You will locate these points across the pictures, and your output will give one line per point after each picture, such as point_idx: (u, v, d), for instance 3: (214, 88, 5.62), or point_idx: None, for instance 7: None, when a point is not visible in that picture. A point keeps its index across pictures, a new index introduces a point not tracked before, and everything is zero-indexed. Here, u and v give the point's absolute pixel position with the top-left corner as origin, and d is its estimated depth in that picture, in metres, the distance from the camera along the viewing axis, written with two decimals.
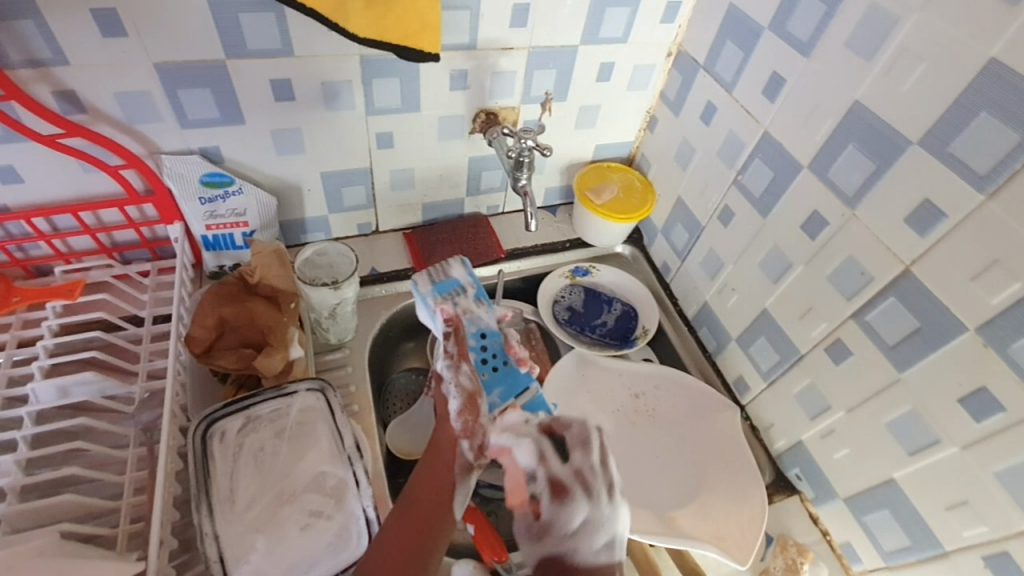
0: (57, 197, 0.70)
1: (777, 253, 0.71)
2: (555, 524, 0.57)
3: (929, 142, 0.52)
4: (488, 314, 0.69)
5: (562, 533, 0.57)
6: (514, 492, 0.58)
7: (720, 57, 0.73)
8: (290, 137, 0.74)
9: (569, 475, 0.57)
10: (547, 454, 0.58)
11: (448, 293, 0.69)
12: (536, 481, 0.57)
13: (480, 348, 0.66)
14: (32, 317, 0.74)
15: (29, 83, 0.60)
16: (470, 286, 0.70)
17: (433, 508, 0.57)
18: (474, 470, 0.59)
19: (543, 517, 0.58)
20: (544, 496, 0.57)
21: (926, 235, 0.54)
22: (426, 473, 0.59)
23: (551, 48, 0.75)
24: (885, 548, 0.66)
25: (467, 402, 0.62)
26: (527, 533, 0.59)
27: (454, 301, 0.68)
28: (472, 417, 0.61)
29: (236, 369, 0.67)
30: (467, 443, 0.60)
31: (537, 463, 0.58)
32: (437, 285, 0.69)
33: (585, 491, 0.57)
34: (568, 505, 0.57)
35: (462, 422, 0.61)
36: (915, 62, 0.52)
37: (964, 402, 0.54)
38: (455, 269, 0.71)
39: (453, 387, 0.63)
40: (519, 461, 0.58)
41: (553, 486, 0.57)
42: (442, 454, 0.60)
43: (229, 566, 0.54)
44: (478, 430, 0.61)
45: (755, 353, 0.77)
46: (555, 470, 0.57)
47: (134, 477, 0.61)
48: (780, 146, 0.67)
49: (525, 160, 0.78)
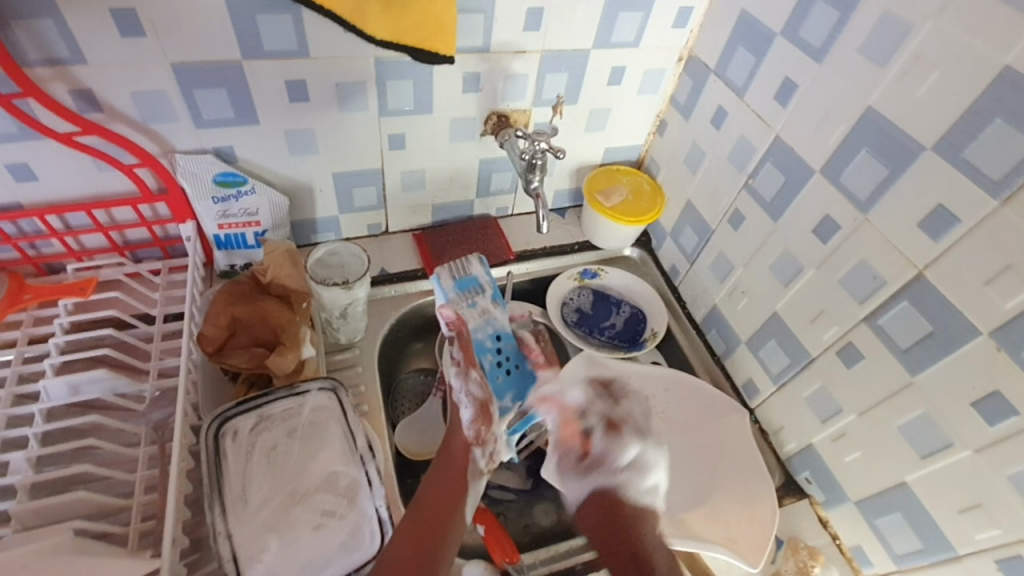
0: (71, 195, 0.71)
1: (788, 256, 0.71)
2: (607, 456, 0.73)
3: (943, 148, 0.52)
4: (502, 316, 0.74)
5: (613, 466, 0.73)
6: (567, 426, 0.75)
7: (732, 62, 0.74)
8: (304, 137, 0.74)
9: (622, 417, 0.75)
10: (603, 395, 0.76)
11: (468, 291, 0.74)
12: (587, 416, 0.75)
13: (495, 349, 0.73)
14: (43, 315, 0.74)
15: (46, 81, 0.60)
16: (488, 286, 0.75)
17: (443, 515, 0.61)
18: (483, 476, 0.67)
19: (596, 452, 0.74)
20: (597, 430, 0.74)
21: (940, 239, 0.54)
22: (436, 483, 0.64)
23: (563, 51, 0.76)
24: (896, 551, 0.66)
25: (479, 410, 0.69)
26: (573, 468, 0.75)
27: (473, 300, 0.73)
28: (483, 425, 0.68)
29: (247, 369, 0.68)
30: (478, 449, 0.67)
31: (587, 402, 0.76)
32: (459, 282, 0.74)
33: (636, 430, 0.74)
34: (619, 438, 0.73)
35: (473, 429, 0.68)
36: (930, 68, 0.52)
37: (978, 406, 0.54)
38: (474, 267, 0.75)
39: (465, 396, 0.69)
40: (568, 399, 0.76)
41: (607, 423, 0.74)
42: (452, 465, 0.66)
43: (242, 564, 0.54)
44: (488, 436, 0.68)
45: (765, 357, 0.77)
46: (609, 411, 0.75)
47: (146, 475, 0.61)
48: (792, 150, 0.68)
49: (537, 162, 0.79)
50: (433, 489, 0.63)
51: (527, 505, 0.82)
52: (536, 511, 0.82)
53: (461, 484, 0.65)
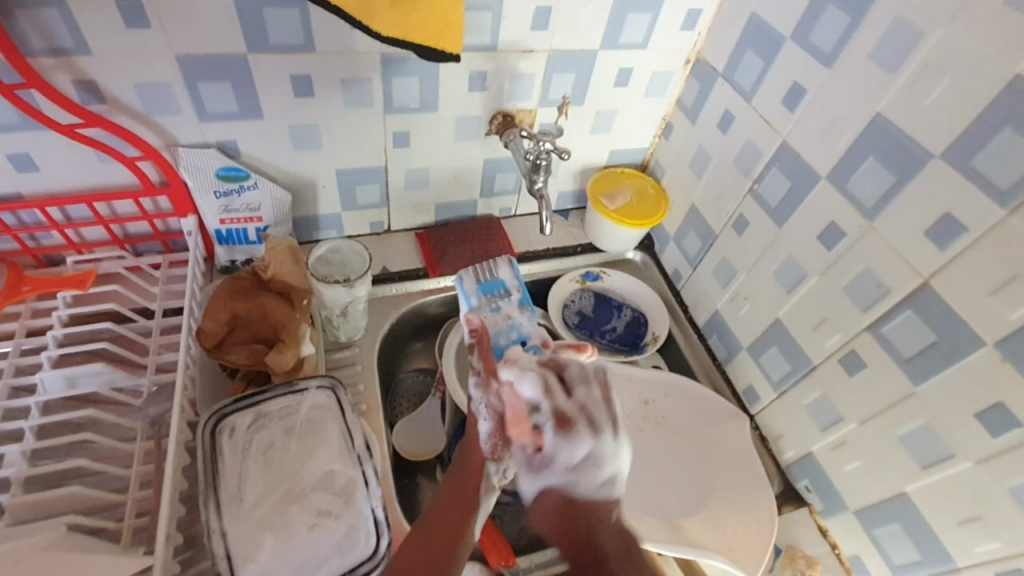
0: (72, 187, 0.70)
1: (792, 263, 0.71)
2: (559, 455, 0.61)
3: (951, 156, 0.52)
4: (528, 322, 0.68)
5: (561, 465, 0.61)
6: (516, 423, 0.60)
7: (740, 66, 0.74)
8: (308, 133, 0.74)
9: (574, 410, 0.61)
10: (552, 386, 0.62)
11: (492, 294, 0.69)
12: (539, 411, 0.60)
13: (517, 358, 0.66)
14: (41, 307, 0.73)
15: (50, 71, 0.60)
16: (515, 290, 0.70)
17: (456, 521, 0.58)
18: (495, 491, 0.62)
19: (546, 448, 0.60)
20: (548, 427, 0.60)
21: (946, 248, 0.54)
22: (446, 492, 0.61)
23: (571, 52, 0.75)
24: (895, 562, 0.65)
25: (498, 423, 0.61)
26: (527, 467, 0.62)
27: (496, 304, 0.69)
28: (500, 439, 0.61)
29: (246, 365, 0.67)
30: (494, 465, 0.61)
31: (541, 395, 0.61)
32: (483, 286, 0.70)
33: (588, 424, 0.61)
34: (573, 436, 0.60)
35: (490, 443, 0.61)
36: (940, 76, 0.52)
37: (981, 417, 0.54)
38: (502, 271, 0.71)
39: (484, 407, 0.62)
40: (523, 391, 0.61)
41: (557, 417, 0.61)
42: (466, 475, 0.62)
43: (235, 563, 0.53)
44: (504, 453, 0.61)
45: (766, 363, 0.77)
46: (561, 403, 0.61)
47: (140, 470, 0.61)
48: (799, 155, 0.67)
49: (542, 163, 0.78)
50: (442, 497, 0.61)
51: (522, 509, 0.80)
52: None
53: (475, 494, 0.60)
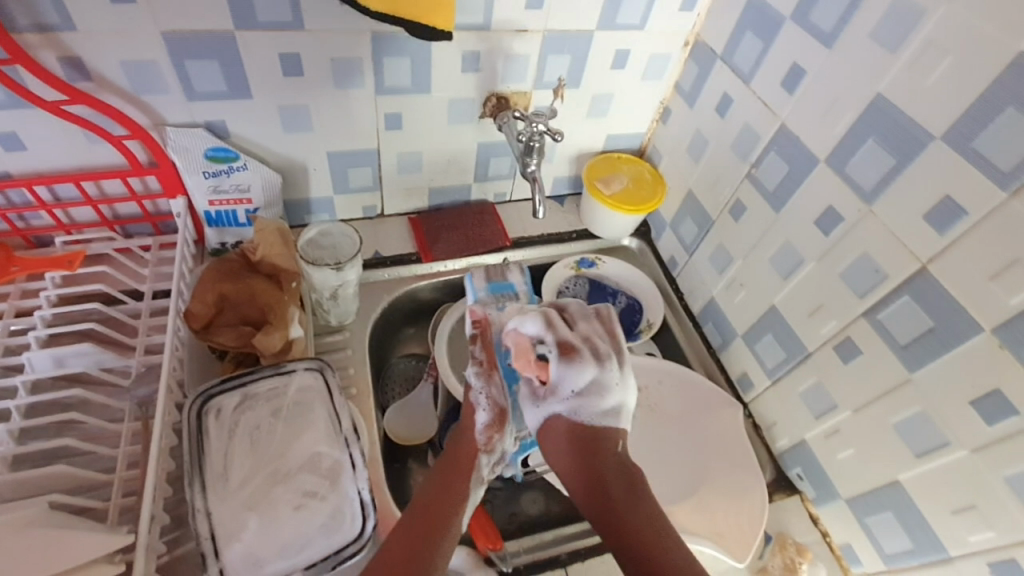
0: (60, 166, 0.69)
1: (788, 248, 0.70)
2: (563, 381, 0.60)
3: (952, 137, 0.51)
4: None
5: (566, 391, 0.60)
6: (520, 355, 0.61)
7: (738, 47, 0.72)
8: (298, 114, 0.73)
9: (576, 339, 0.62)
10: (553, 318, 0.62)
11: (501, 295, 0.70)
12: (543, 343, 0.61)
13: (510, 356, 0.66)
14: (30, 287, 0.73)
15: (36, 48, 0.59)
16: (525, 296, 0.71)
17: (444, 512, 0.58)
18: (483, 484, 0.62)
19: (551, 378, 0.60)
20: (551, 356, 0.60)
21: (945, 232, 0.53)
22: (440, 478, 0.61)
23: (566, 32, 0.74)
24: (886, 551, 0.64)
25: (496, 416, 0.63)
26: (531, 395, 0.63)
27: (502, 305, 0.69)
28: (497, 432, 0.63)
29: (234, 347, 0.67)
30: (486, 458, 0.62)
31: (544, 329, 0.62)
32: (492, 286, 0.71)
33: (591, 351, 0.61)
34: (579, 363, 0.60)
35: (485, 435, 0.62)
36: (941, 55, 0.51)
37: (977, 405, 0.53)
38: (512, 275, 0.72)
39: (483, 396, 0.63)
40: (525, 329, 0.62)
41: (561, 347, 0.61)
42: (457, 463, 0.62)
43: (220, 544, 0.53)
44: (497, 446, 0.63)
45: (761, 351, 0.76)
46: (564, 332, 0.61)
47: (128, 450, 0.61)
48: (797, 138, 0.66)
49: (535, 145, 0.78)
50: (434, 487, 0.60)
51: (513, 495, 0.81)
52: (523, 500, 0.81)
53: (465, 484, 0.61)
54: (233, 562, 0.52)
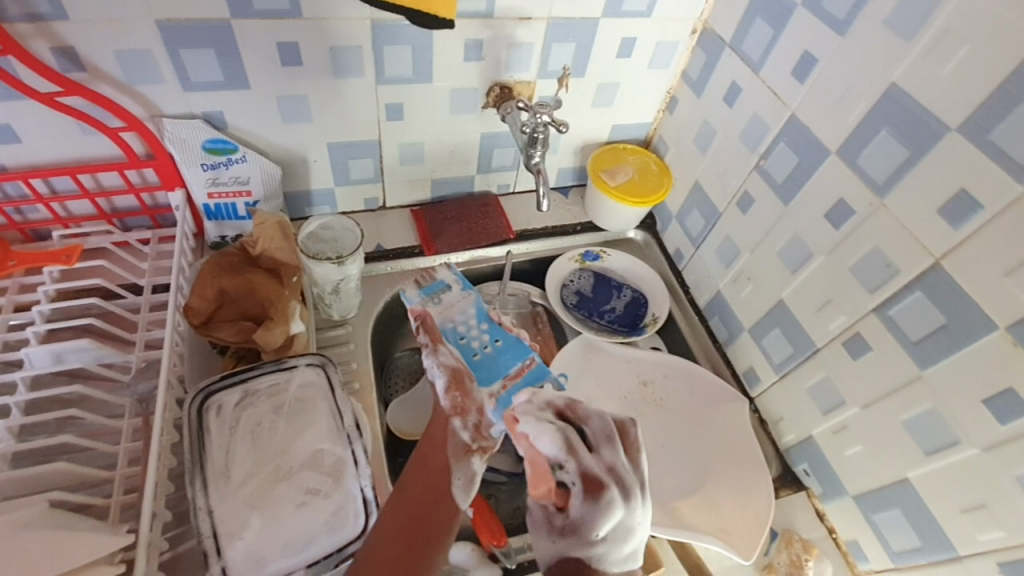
0: (56, 159, 0.68)
1: (797, 242, 0.68)
2: (585, 524, 0.51)
3: (969, 129, 0.49)
4: (478, 304, 0.69)
5: (591, 536, 0.51)
6: (538, 482, 0.51)
7: (748, 35, 0.70)
8: (297, 104, 0.71)
9: (600, 468, 0.52)
10: (575, 443, 0.52)
11: (434, 293, 0.70)
12: (564, 470, 0.51)
13: (459, 334, 0.67)
14: (28, 282, 0.72)
15: (27, 37, 0.57)
16: (457, 283, 0.71)
17: (433, 487, 0.55)
18: (470, 451, 0.57)
19: (573, 513, 0.52)
20: (576, 492, 0.51)
21: (960, 227, 0.51)
22: (421, 458, 0.58)
23: (571, 19, 0.72)
24: (893, 548, 0.64)
25: (452, 376, 0.60)
26: (545, 523, 0.52)
27: (439, 300, 0.69)
28: (460, 394, 0.60)
29: (235, 342, 0.66)
30: (459, 421, 0.58)
31: (565, 453, 0.52)
32: (425, 289, 0.70)
33: (619, 484, 0.52)
34: (606, 503, 0.51)
35: (449, 399, 0.59)
36: (959, 44, 0.49)
37: (989, 403, 0.52)
38: (440, 272, 0.72)
39: (434, 368, 0.61)
40: (540, 448, 0.51)
41: (584, 479, 0.52)
42: (434, 436, 0.59)
43: (222, 541, 0.53)
44: (470, 405, 0.59)
45: (768, 345, 0.75)
46: (588, 464, 0.52)
47: (129, 447, 0.60)
48: (807, 128, 0.64)
49: (539, 136, 0.76)
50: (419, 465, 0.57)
51: (517, 488, 0.80)
52: (528, 494, 0.80)
53: (448, 458, 0.56)
54: (235, 559, 0.52)
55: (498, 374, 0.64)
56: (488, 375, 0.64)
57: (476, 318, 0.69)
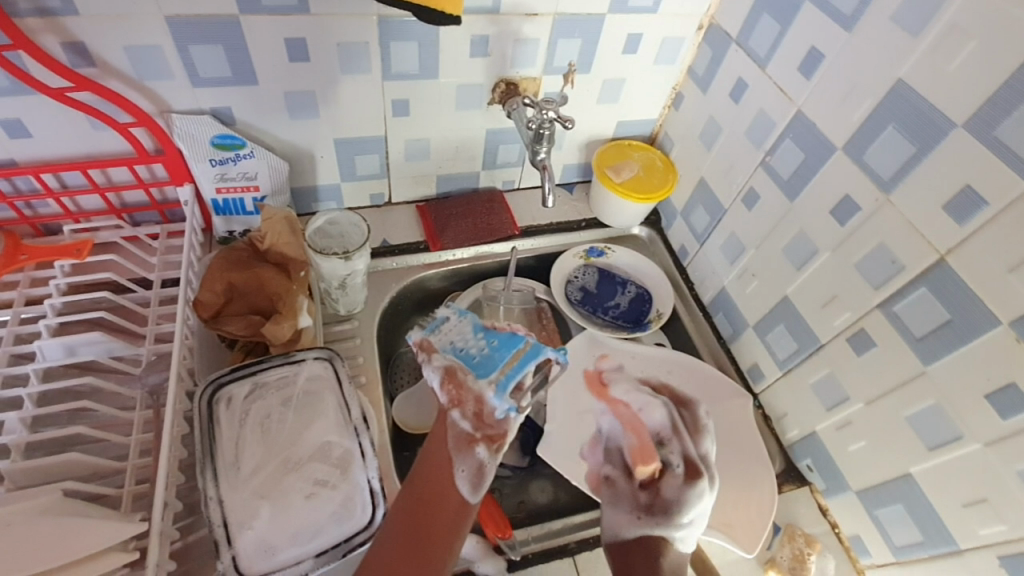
0: (66, 154, 0.69)
1: (803, 239, 0.68)
2: (675, 503, 0.62)
3: (974, 125, 0.49)
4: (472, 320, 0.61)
5: (677, 513, 0.61)
6: (640, 454, 0.65)
7: (755, 31, 0.70)
8: (304, 100, 0.72)
9: (699, 458, 0.65)
10: (680, 429, 0.68)
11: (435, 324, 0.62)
12: (667, 449, 0.66)
13: (457, 348, 0.58)
14: (40, 276, 0.73)
15: (38, 33, 0.58)
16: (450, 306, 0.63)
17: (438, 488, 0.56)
18: (471, 443, 0.56)
19: (664, 494, 0.62)
20: (674, 471, 0.64)
21: (965, 223, 0.51)
22: (428, 453, 0.58)
23: (577, 15, 0.72)
24: (896, 543, 0.64)
25: (445, 371, 0.56)
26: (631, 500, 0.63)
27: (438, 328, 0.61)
28: (454, 386, 0.55)
29: (244, 336, 0.66)
30: (458, 412, 0.56)
31: (668, 428, 0.68)
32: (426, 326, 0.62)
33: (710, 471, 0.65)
34: (697, 484, 0.63)
35: (445, 393, 0.56)
36: (964, 40, 0.49)
37: (992, 398, 0.52)
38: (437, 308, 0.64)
39: (430, 373, 0.56)
40: (648, 421, 0.68)
41: (687, 465, 0.64)
42: (438, 429, 0.58)
43: (232, 531, 0.53)
44: (466, 396, 0.55)
45: (772, 342, 0.75)
46: (688, 450, 0.66)
47: (140, 438, 0.61)
48: (814, 125, 0.64)
49: (545, 132, 0.76)
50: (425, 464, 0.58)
51: (522, 483, 0.81)
52: (532, 488, 0.81)
53: (449, 451, 0.56)
54: (246, 549, 0.53)
55: (496, 367, 0.56)
56: (487, 369, 0.56)
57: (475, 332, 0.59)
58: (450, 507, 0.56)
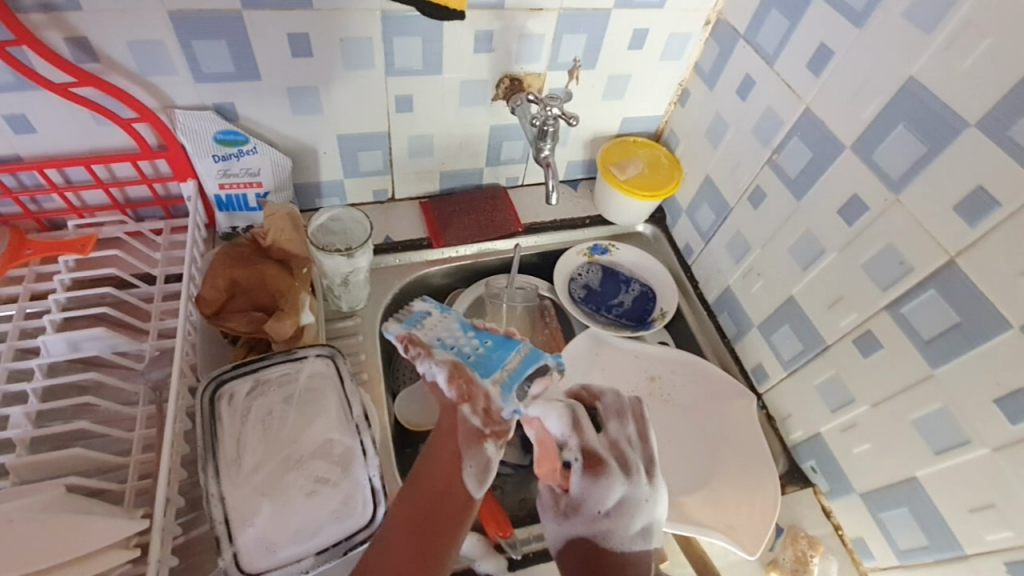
0: (70, 149, 0.69)
1: (810, 238, 0.68)
2: (589, 499, 0.63)
3: (988, 125, 0.48)
4: (459, 319, 0.65)
5: (595, 510, 0.63)
6: (543, 462, 0.64)
7: (763, 27, 0.69)
8: (307, 95, 0.71)
9: (605, 450, 0.64)
10: (581, 424, 0.65)
11: (414, 321, 0.65)
12: (568, 447, 0.64)
13: (450, 345, 0.62)
14: (45, 271, 0.73)
15: (41, 28, 0.58)
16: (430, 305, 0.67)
17: (448, 481, 0.57)
18: (483, 436, 0.58)
19: (574, 490, 0.63)
20: (577, 468, 0.63)
21: (976, 224, 0.50)
22: (435, 448, 0.59)
23: (582, 10, 0.71)
24: (900, 546, 0.64)
25: (453, 368, 0.59)
26: (554, 509, 0.65)
27: (421, 325, 0.64)
28: (465, 381, 0.59)
29: (246, 332, 0.66)
30: (469, 408, 0.58)
31: (569, 430, 0.64)
32: (405, 322, 0.65)
33: (620, 464, 0.64)
34: (604, 478, 0.63)
35: (456, 389, 0.58)
36: (978, 37, 0.48)
37: (1001, 403, 0.51)
38: (416, 305, 0.67)
39: (433, 368, 0.59)
40: (551, 428, 0.65)
41: (587, 457, 0.63)
42: (446, 425, 0.59)
43: (233, 528, 0.54)
44: (476, 392, 0.59)
45: (777, 342, 0.75)
46: (588, 443, 0.64)
47: (143, 434, 0.61)
48: (822, 123, 0.63)
49: (549, 129, 0.75)
50: (432, 458, 0.58)
51: (523, 480, 0.81)
52: (534, 486, 0.81)
53: (458, 446, 0.58)
54: (248, 546, 0.53)
55: (498, 365, 0.61)
56: (489, 367, 0.60)
57: (463, 331, 0.64)
58: (457, 502, 0.56)
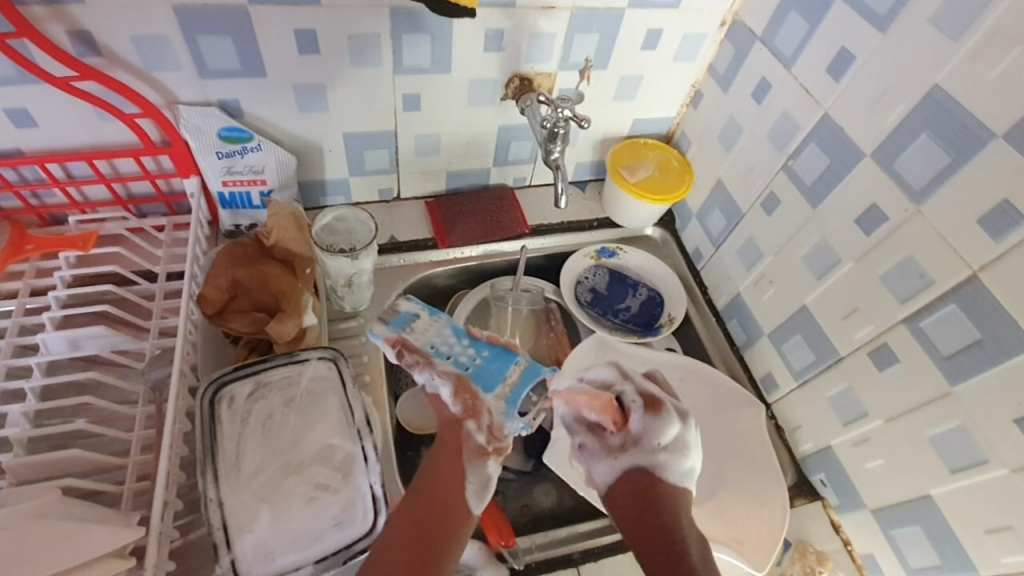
0: (73, 144, 0.68)
1: (824, 247, 0.66)
2: (646, 436, 0.60)
3: (1015, 136, 0.47)
4: (451, 325, 0.66)
5: (653, 446, 0.60)
6: (595, 399, 0.62)
7: (781, 29, 0.67)
8: (314, 93, 0.70)
9: (656, 391, 0.63)
10: (630, 372, 0.65)
11: (403, 326, 0.65)
12: (623, 390, 0.62)
13: (444, 354, 0.63)
14: (45, 267, 0.72)
15: (44, 21, 0.56)
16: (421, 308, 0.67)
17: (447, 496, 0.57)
18: (485, 454, 0.59)
19: (632, 429, 0.61)
20: (635, 408, 0.61)
21: (1001, 239, 0.49)
22: (436, 462, 0.59)
23: (595, 9, 0.69)
24: (912, 565, 0.62)
25: (455, 382, 0.60)
26: (603, 447, 0.61)
27: (412, 330, 0.65)
28: (468, 396, 0.60)
29: (248, 333, 0.66)
30: (473, 423, 0.59)
31: (619, 377, 0.64)
32: (392, 323, 0.65)
33: (676, 409, 0.62)
34: (662, 416, 0.61)
35: (460, 404, 0.59)
36: (1009, 45, 0.46)
37: (1021, 423, 0.50)
38: (402, 303, 0.67)
39: (435, 382, 0.60)
40: (595, 376, 0.64)
41: (645, 400, 0.62)
42: (448, 442, 0.59)
43: (231, 534, 0.53)
44: (480, 406, 0.60)
45: (789, 351, 0.73)
46: (643, 386, 0.63)
47: (142, 434, 0.60)
48: (841, 130, 0.62)
49: (559, 131, 0.74)
50: (432, 472, 0.58)
51: (527, 487, 0.79)
52: (536, 492, 0.80)
53: (463, 462, 0.58)
54: (245, 553, 0.52)
55: (498, 379, 0.62)
56: (488, 381, 0.62)
57: (457, 336, 0.65)
58: (458, 517, 0.56)
